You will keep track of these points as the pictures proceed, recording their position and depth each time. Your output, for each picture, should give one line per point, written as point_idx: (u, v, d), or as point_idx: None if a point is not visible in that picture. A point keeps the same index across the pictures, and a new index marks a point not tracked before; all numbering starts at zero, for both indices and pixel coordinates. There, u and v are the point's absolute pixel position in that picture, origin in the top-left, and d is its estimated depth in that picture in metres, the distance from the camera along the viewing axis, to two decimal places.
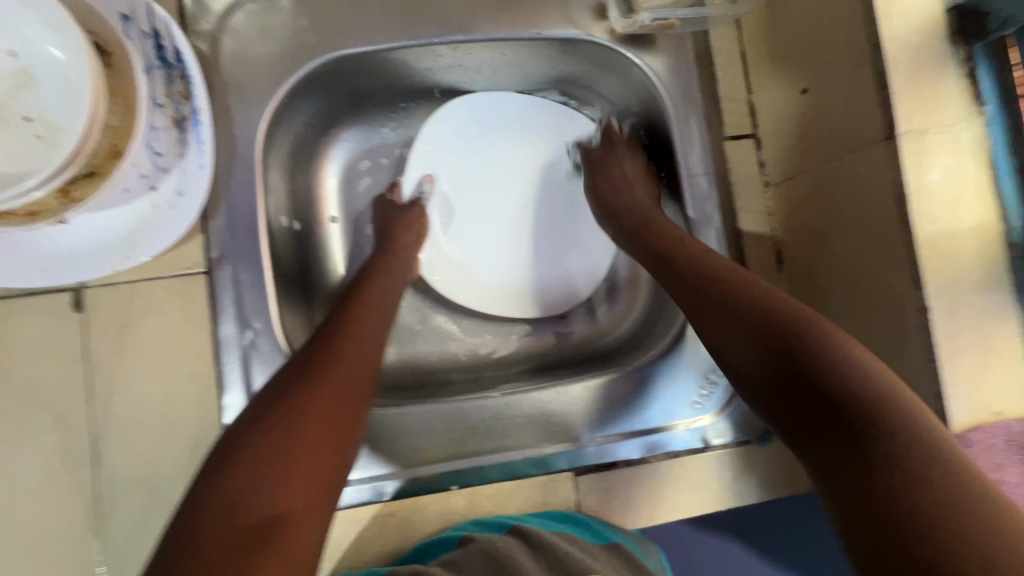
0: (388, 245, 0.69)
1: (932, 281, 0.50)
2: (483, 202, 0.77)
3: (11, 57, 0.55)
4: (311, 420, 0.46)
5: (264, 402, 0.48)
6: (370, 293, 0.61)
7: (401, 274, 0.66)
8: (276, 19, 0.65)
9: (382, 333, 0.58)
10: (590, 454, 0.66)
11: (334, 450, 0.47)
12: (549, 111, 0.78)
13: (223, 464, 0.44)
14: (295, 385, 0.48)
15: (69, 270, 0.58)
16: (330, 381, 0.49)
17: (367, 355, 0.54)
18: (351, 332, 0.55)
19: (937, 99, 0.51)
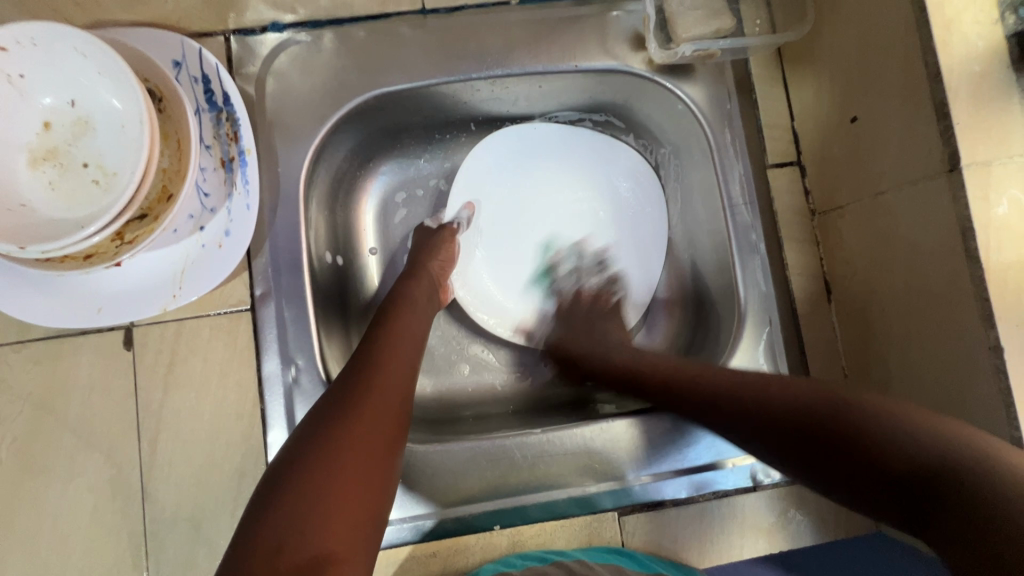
0: (416, 273, 0.67)
1: (1005, 319, 0.47)
2: (518, 235, 0.77)
3: (70, 106, 0.57)
4: (354, 455, 0.46)
5: (302, 437, 0.47)
6: (402, 319, 0.60)
7: (430, 303, 0.66)
8: (319, 60, 0.66)
9: (415, 361, 0.58)
10: (635, 492, 0.63)
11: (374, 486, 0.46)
12: (585, 140, 0.77)
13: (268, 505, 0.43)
14: (334, 418, 0.48)
15: (121, 308, 0.60)
16: (370, 415, 0.49)
17: (402, 387, 0.54)
18: (386, 362, 0.54)
19: (1004, 128, 0.49)
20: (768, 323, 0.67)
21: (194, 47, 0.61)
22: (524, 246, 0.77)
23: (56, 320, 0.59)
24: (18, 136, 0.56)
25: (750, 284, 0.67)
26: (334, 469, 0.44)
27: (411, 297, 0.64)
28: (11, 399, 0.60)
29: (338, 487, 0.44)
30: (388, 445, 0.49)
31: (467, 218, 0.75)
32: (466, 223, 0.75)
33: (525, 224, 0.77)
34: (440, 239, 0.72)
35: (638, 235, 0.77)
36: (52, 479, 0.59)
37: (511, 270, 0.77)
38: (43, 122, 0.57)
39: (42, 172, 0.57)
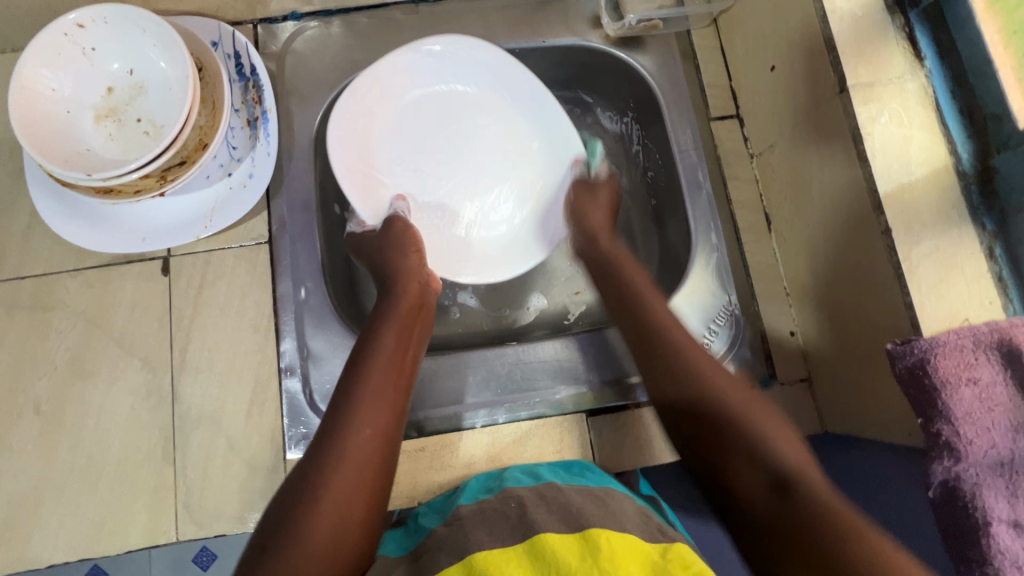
0: (400, 285, 0.68)
1: (891, 206, 0.57)
2: (437, 158, 0.79)
3: (129, 74, 0.70)
4: (342, 481, 0.52)
5: (318, 449, 0.54)
6: (396, 333, 0.64)
7: (425, 313, 0.70)
8: (329, 41, 0.80)
9: (409, 368, 0.63)
10: (601, 396, 0.72)
11: (364, 505, 0.53)
12: (437, 55, 0.76)
13: (269, 527, 0.50)
14: (326, 447, 0.54)
15: (160, 238, 0.71)
16: (354, 441, 0.54)
17: (389, 405, 0.59)
18: (374, 384, 0.59)
19: (881, 57, 0.60)
20: (716, 249, 0.76)
21: (228, 29, 0.75)
22: (444, 172, 0.79)
23: (107, 247, 0.70)
24: (87, 97, 0.69)
25: (700, 217, 0.77)
26: (323, 500, 0.50)
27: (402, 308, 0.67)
28: (66, 315, 0.71)
29: (328, 511, 0.50)
30: (374, 466, 0.55)
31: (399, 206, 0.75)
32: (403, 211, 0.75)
33: (432, 150, 0.79)
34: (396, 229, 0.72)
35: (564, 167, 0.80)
36: (97, 383, 0.70)
37: (434, 197, 0.79)
38: (107, 87, 0.70)
39: (104, 126, 0.70)
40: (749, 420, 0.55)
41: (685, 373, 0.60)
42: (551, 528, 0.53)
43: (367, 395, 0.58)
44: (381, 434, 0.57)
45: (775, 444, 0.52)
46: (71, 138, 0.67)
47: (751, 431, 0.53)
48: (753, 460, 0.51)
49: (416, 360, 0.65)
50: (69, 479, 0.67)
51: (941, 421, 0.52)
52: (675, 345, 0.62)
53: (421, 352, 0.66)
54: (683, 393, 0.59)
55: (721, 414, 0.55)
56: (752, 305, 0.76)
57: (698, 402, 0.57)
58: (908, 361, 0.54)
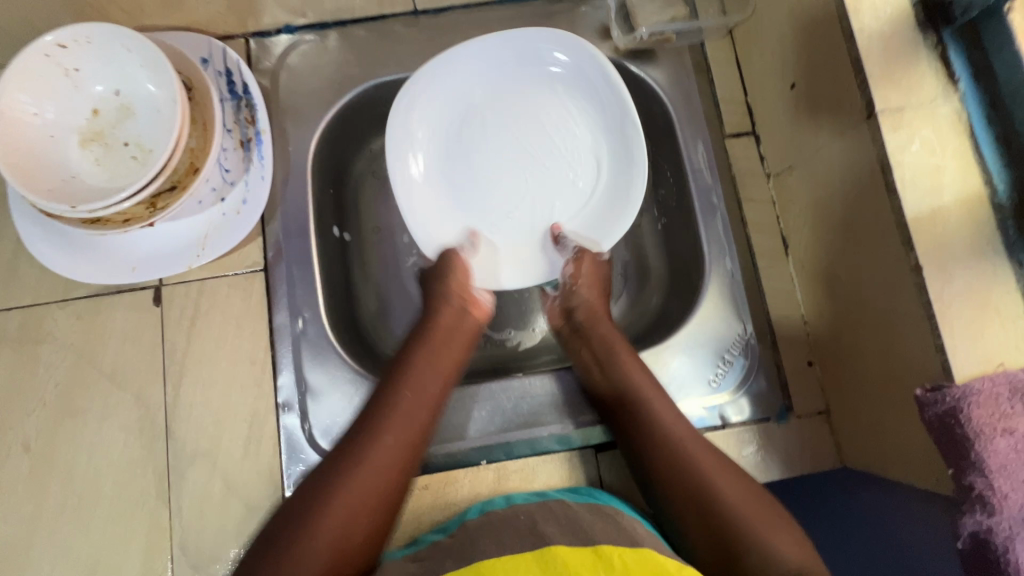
0: (436, 308, 0.69)
1: (922, 242, 0.53)
2: (489, 153, 0.75)
3: (116, 95, 0.67)
4: (357, 488, 0.56)
5: (325, 477, 0.57)
6: (430, 351, 0.66)
7: (463, 334, 0.69)
8: (325, 56, 0.77)
9: (440, 394, 0.64)
10: (610, 430, 0.70)
11: (373, 514, 0.56)
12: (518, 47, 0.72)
13: (283, 521, 0.55)
14: (347, 456, 0.58)
15: (151, 267, 0.68)
16: (378, 453, 0.58)
17: (420, 417, 0.61)
18: (400, 414, 0.60)
19: (911, 79, 0.56)
20: (730, 275, 0.73)
21: (219, 46, 0.72)
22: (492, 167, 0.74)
23: (97, 278, 0.67)
24: (72, 121, 0.66)
25: (714, 240, 0.74)
26: (336, 506, 0.55)
27: (436, 326, 0.68)
28: (55, 348, 0.68)
29: (337, 516, 0.55)
30: (391, 477, 0.58)
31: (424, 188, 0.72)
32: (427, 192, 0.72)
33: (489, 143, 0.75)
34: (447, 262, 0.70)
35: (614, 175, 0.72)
36: (87, 419, 0.67)
37: (482, 189, 0.75)
38: (93, 109, 0.67)
39: (91, 150, 0.67)
40: (716, 490, 0.57)
41: (673, 469, 0.60)
42: (561, 540, 0.53)
43: (400, 407, 0.61)
44: (410, 437, 0.60)
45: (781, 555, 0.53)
46: (55, 165, 0.64)
47: (728, 502, 0.56)
48: (765, 567, 0.52)
49: (461, 367, 0.67)
50: (61, 520, 0.65)
51: (974, 474, 0.49)
52: (669, 436, 0.61)
53: (466, 355, 0.69)
54: (687, 484, 0.58)
55: (709, 498, 0.57)
56: (768, 332, 0.73)
57: (699, 489, 0.58)
58: (939, 409, 0.51)
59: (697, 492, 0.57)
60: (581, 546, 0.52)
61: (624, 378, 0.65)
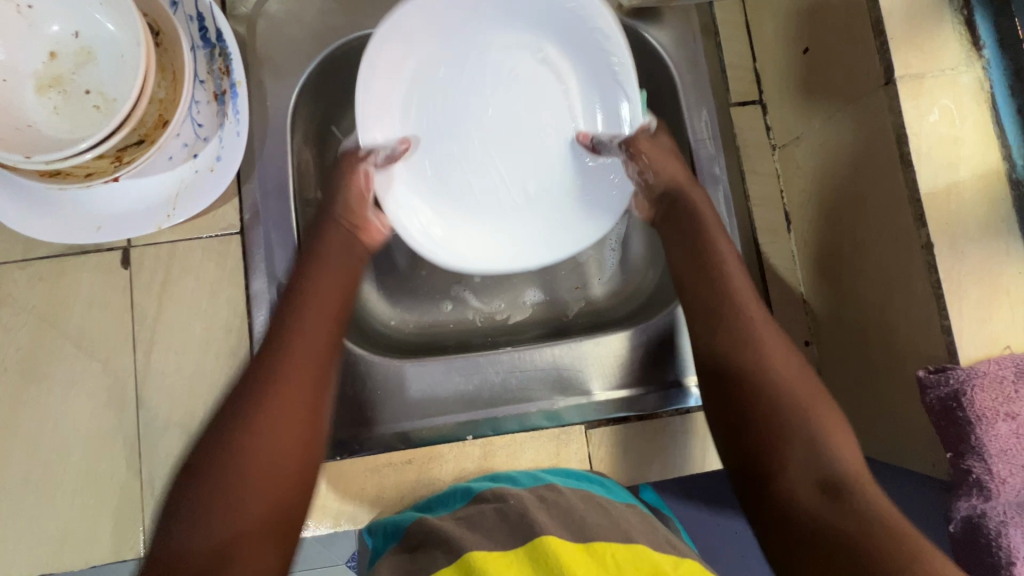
0: (322, 228, 0.64)
1: (935, 219, 0.50)
2: (460, 112, 0.68)
3: (75, 37, 0.61)
4: (271, 411, 0.51)
5: (220, 424, 0.51)
6: (320, 272, 0.61)
7: (354, 255, 0.64)
8: (307, 3, 0.71)
9: (340, 323, 0.60)
10: (601, 408, 0.68)
11: (299, 439, 0.52)
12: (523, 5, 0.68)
13: (203, 454, 0.50)
14: (260, 378, 0.53)
15: (117, 227, 0.64)
16: (285, 375, 0.53)
17: (322, 352, 0.56)
18: (297, 348, 0.55)
19: (934, 44, 0.52)
20: (731, 251, 0.69)
21: None
22: (460, 127, 0.68)
23: (58, 237, 0.63)
24: (26, 64, 0.60)
25: (715, 214, 0.70)
26: (252, 432, 0.50)
27: (326, 247, 0.63)
28: (15, 311, 0.64)
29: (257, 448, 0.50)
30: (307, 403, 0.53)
31: (394, 149, 0.65)
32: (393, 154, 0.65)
33: (461, 99, 0.68)
34: (348, 175, 0.65)
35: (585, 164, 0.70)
36: (52, 386, 0.64)
37: (449, 162, 0.68)
38: (50, 51, 0.61)
39: (48, 97, 0.61)
40: (807, 421, 0.53)
41: (746, 391, 0.56)
42: (553, 532, 0.53)
43: (299, 327, 0.57)
44: (309, 373, 0.54)
45: (844, 463, 0.50)
46: (8, 111, 0.59)
47: (801, 428, 0.53)
48: (812, 463, 0.50)
49: (350, 295, 0.62)
50: (26, 490, 0.62)
51: (974, 458, 0.48)
52: (751, 332, 0.59)
53: (354, 285, 0.63)
54: (776, 417, 0.54)
55: (794, 419, 0.53)
56: (766, 311, 0.70)
57: (781, 407, 0.54)
58: (942, 392, 0.49)
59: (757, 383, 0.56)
60: (573, 542, 0.52)
61: (735, 304, 0.61)
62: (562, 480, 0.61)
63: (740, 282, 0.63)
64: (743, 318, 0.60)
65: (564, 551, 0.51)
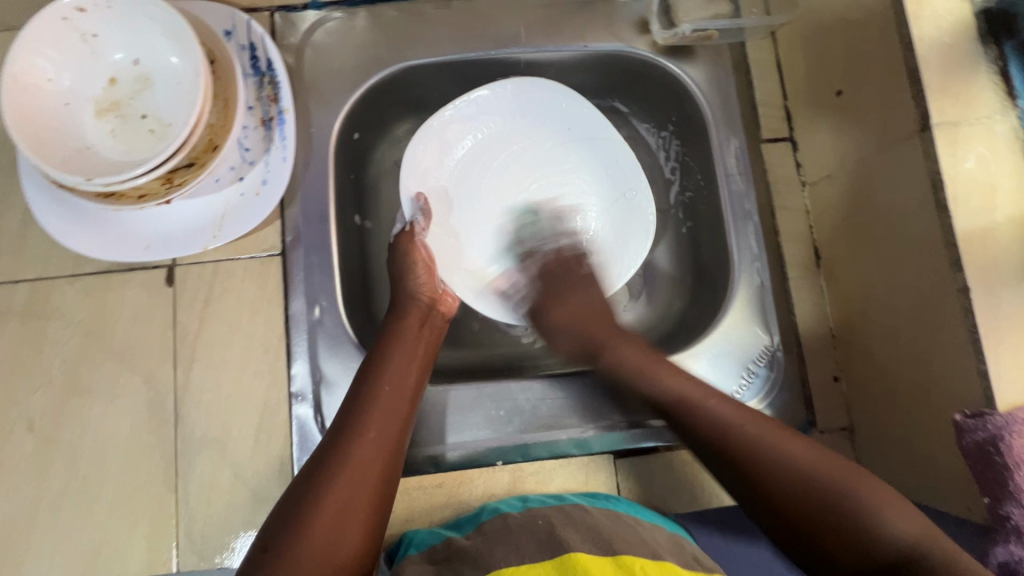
0: (402, 306, 0.65)
1: (971, 264, 0.51)
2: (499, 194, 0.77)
3: (134, 65, 0.64)
4: (343, 486, 0.50)
5: (291, 497, 0.50)
6: (402, 347, 0.61)
7: (430, 330, 0.65)
8: (353, 35, 0.74)
9: (415, 390, 0.59)
10: (631, 437, 0.68)
11: (367, 513, 0.50)
12: (540, 98, 0.76)
13: (277, 528, 0.48)
14: (338, 445, 0.52)
15: (165, 246, 0.66)
16: (360, 449, 0.52)
17: (394, 426, 0.55)
18: (374, 419, 0.54)
19: (970, 92, 0.53)
20: (760, 286, 0.71)
21: (243, 18, 0.69)
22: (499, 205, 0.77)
23: (108, 255, 0.65)
24: (88, 89, 0.63)
25: (744, 249, 0.72)
26: (325, 505, 0.49)
27: (405, 325, 0.63)
28: (62, 325, 0.66)
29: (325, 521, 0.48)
30: (377, 474, 0.52)
31: (421, 211, 0.72)
32: (423, 216, 0.72)
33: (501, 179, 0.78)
34: (404, 246, 0.69)
35: (627, 229, 0.76)
36: (94, 400, 0.65)
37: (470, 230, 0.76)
38: (110, 77, 0.64)
39: (106, 121, 0.64)
40: (852, 491, 0.50)
41: (764, 487, 0.52)
42: (581, 547, 0.51)
43: (380, 398, 0.56)
44: (384, 450, 0.53)
45: (898, 530, 0.47)
46: (69, 134, 0.61)
47: (782, 462, 0.53)
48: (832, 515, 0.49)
49: (425, 368, 0.62)
50: (63, 503, 0.63)
51: (1012, 504, 0.48)
52: (678, 400, 0.60)
53: (428, 358, 0.63)
54: (807, 504, 0.50)
55: (842, 501, 0.50)
56: (795, 346, 0.71)
57: (805, 492, 0.51)
58: (979, 436, 0.49)
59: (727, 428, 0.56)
60: (601, 556, 0.50)
61: (668, 392, 0.60)
62: (588, 500, 0.61)
63: (662, 369, 0.62)
64: (656, 380, 0.61)
65: (592, 563, 0.49)
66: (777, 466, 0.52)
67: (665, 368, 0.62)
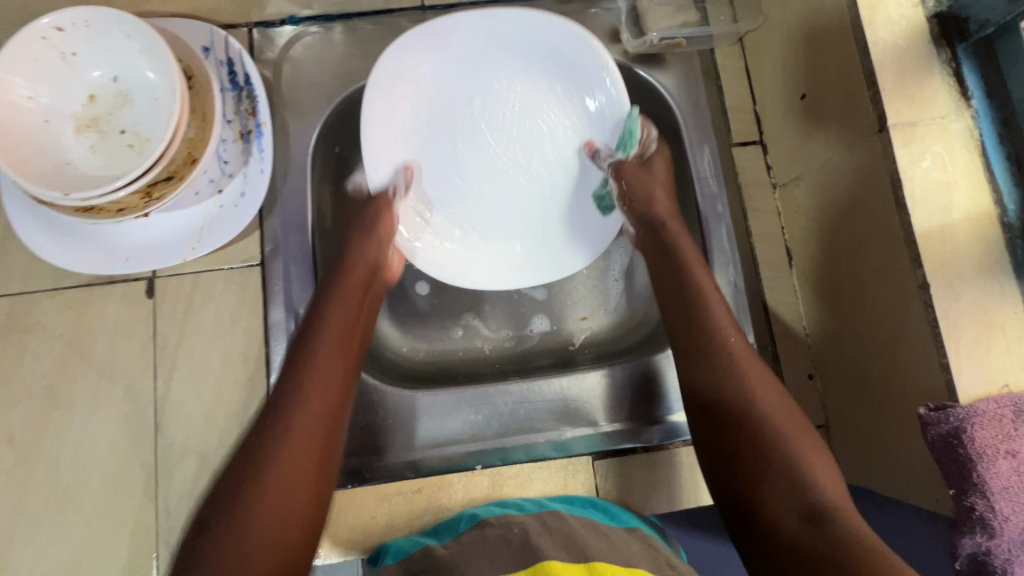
0: (348, 261, 0.65)
1: (930, 260, 0.52)
2: (472, 148, 0.72)
3: (113, 81, 0.65)
4: (280, 462, 0.52)
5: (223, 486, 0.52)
6: (338, 307, 0.62)
7: (373, 294, 0.66)
8: (330, 49, 0.75)
9: (357, 351, 0.61)
10: (609, 439, 0.69)
11: (303, 488, 0.52)
12: (569, 49, 0.69)
13: (213, 510, 0.51)
14: (274, 420, 0.54)
15: (144, 258, 0.67)
16: (299, 419, 0.54)
17: (332, 393, 0.57)
18: (305, 403, 0.55)
19: (924, 94, 0.55)
20: (733, 286, 0.72)
21: (221, 34, 0.70)
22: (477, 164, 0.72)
23: (88, 268, 0.66)
24: (67, 106, 0.64)
25: (717, 249, 0.73)
26: (265, 484, 0.51)
27: (345, 287, 0.64)
28: (43, 339, 0.67)
29: (262, 498, 0.50)
30: (319, 450, 0.54)
31: (404, 180, 0.70)
32: (404, 187, 0.70)
33: (472, 133, 0.72)
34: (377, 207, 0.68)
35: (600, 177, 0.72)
36: (74, 412, 0.66)
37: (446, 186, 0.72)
38: (89, 94, 0.65)
39: (85, 137, 0.65)
40: (807, 462, 0.53)
41: (756, 422, 0.55)
42: (554, 555, 0.51)
43: (314, 382, 0.56)
44: (321, 422, 0.55)
45: (817, 477, 0.52)
46: (49, 150, 0.63)
47: (806, 467, 0.52)
48: (791, 493, 0.51)
49: (369, 321, 0.64)
50: (44, 516, 0.63)
51: (975, 496, 0.49)
52: (747, 398, 0.56)
53: (372, 311, 0.65)
54: (729, 415, 0.56)
55: (782, 447, 0.54)
56: (770, 344, 0.72)
57: (765, 441, 0.54)
58: (942, 429, 0.50)
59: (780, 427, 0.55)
60: (574, 562, 0.51)
61: (692, 284, 0.63)
62: (565, 507, 0.61)
63: (769, 393, 0.57)
64: (720, 337, 0.60)
65: (564, 571, 0.49)
66: (781, 427, 0.55)
67: (713, 300, 0.62)
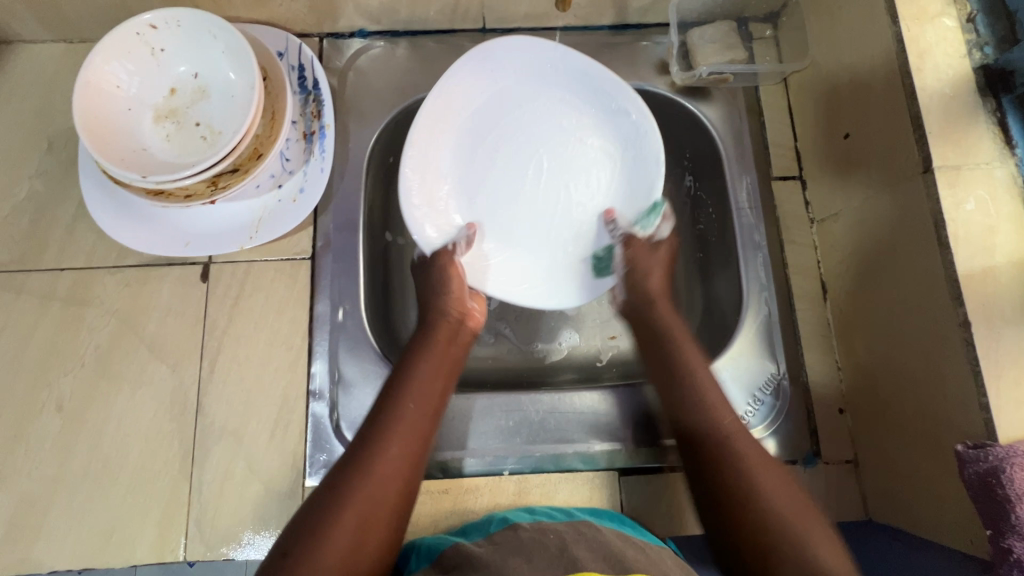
0: (432, 319, 0.67)
1: (971, 299, 0.54)
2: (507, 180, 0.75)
3: (194, 78, 0.70)
4: (366, 495, 0.52)
5: (307, 514, 0.51)
6: (428, 367, 0.63)
7: (456, 347, 0.67)
8: (393, 62, 0.80)
9: (444, 394, 0.62)
10: (636, 455, 0.70)
11: (388, 518, 0.52)
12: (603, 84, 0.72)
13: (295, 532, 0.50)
14: (362, 456, 0.54)
15: (203, 243, 0.70)
16: (389, 458, 0.55)
17: (418, 435, 0.58)
18: (397, 438, 0.56)
19: (968, 140, 0.57)
20: (767, 313, 0.74)
21: (296, 41, 0.75)
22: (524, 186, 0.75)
23: (149, 248, 0.69)
24: (150, 97, 0.69)
25: (753, 278, 0.75)
26: (345, 516, 0.51)
27: (435, 340, 0.66)
28: (100, 312, 0.70)
29: (345, 528, 0.50)
30: (399, 489, 0.54)
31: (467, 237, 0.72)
32: (466, 243, 0.72)
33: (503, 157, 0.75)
34: (439, 265, 0.70)
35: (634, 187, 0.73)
36: (122, 386, 0.68)
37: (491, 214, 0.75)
38: (170, 88, 0.70)
39: (162, 126, 0.69)
40: (756, 475, 0.56)
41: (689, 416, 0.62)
42: (592, 565, 0.51)
43: (403, 419, 0.57)
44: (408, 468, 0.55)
45: (771, 486, 0.55)
46: (128, 136, 0.67)
47: (755, 479, 0.56)
48: (758, 497, 0.55)
49: (458, 360, 0.66)
50: (82, 484, 0.65)
51: (1014, 537, 0.48)
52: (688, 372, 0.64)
53: (461, 353, 0.67)
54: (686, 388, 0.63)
55: (746, 455, 0.57)
56: (801, 376, 0.73)
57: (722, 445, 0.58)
58: (980, 467, 0.50)
59: (730, 438, 0.59)
60: (614, 574, 0.50)
61: (665, 329, 0.68)
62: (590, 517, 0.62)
63: (714, 390, 0.63)
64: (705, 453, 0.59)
65: None
66: (734, 429, 0.60)
67: (687, 347, 0.66)
